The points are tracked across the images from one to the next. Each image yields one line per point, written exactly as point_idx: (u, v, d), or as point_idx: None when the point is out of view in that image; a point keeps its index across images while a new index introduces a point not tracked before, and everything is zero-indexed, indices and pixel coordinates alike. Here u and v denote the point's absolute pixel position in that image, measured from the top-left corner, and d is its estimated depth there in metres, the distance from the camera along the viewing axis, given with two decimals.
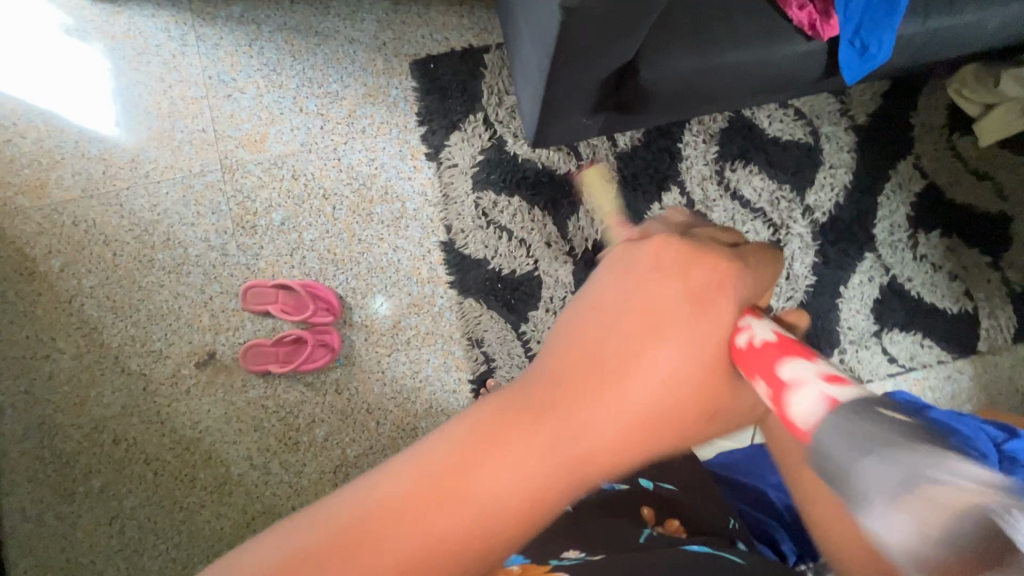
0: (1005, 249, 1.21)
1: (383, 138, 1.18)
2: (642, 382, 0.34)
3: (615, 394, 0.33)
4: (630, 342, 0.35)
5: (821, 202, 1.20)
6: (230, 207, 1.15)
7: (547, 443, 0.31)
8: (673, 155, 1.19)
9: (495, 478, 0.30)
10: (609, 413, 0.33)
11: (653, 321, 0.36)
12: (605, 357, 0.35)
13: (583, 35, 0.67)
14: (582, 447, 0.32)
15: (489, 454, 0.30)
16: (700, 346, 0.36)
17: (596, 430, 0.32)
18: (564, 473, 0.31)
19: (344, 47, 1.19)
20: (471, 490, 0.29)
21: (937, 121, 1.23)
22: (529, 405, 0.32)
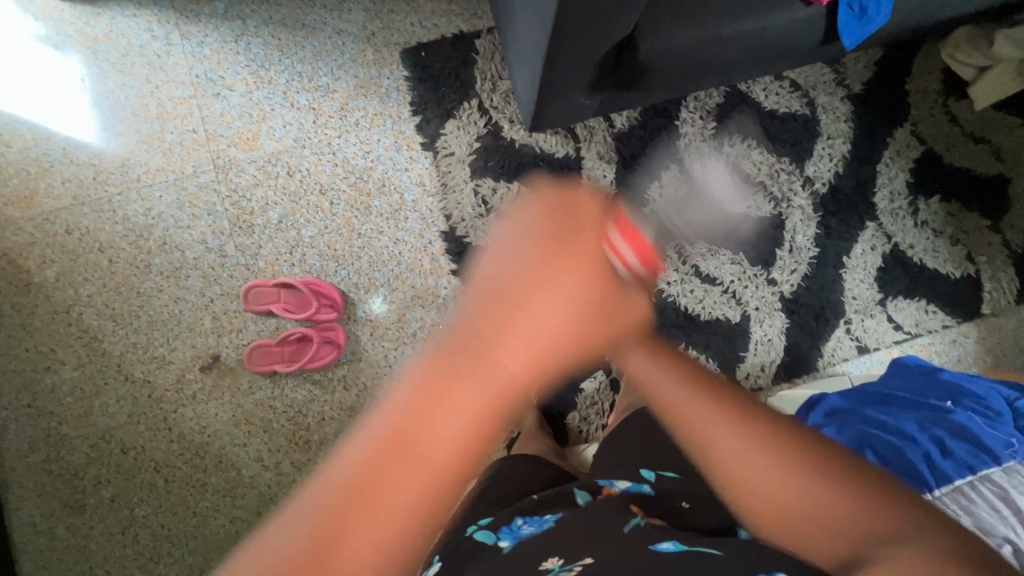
0: (1004, 211, 1.21)
1: (377, 130, 1.16)
2: (534, 321, 0.44)
3: (518, 330, 0.44)
4: (526, 288, 0.44)
5: (821, 173, 1.19)
6: (226, 207, 1.13)
7: (463, 393, 0.41)
8: (671, 134, 1.18)
9: (435, 430, 0.39)
10: (518, 348, 0.43)
11: (546, 262, 0.45)
12: (507, 303, 0.44)
13: (582, 9, 0.66)
14: (497, 380, 0.42)
15: (427, 413, 0.40)
16: (579, 278, 0.45)
17: (507, 370, 0.42)
18: (479, 419, 0.41)
19: (333, 39, 1.16)
20: (419, 446, 0.39)
21: (932, 86, 1.22)
22: (450, 367, 0.42)
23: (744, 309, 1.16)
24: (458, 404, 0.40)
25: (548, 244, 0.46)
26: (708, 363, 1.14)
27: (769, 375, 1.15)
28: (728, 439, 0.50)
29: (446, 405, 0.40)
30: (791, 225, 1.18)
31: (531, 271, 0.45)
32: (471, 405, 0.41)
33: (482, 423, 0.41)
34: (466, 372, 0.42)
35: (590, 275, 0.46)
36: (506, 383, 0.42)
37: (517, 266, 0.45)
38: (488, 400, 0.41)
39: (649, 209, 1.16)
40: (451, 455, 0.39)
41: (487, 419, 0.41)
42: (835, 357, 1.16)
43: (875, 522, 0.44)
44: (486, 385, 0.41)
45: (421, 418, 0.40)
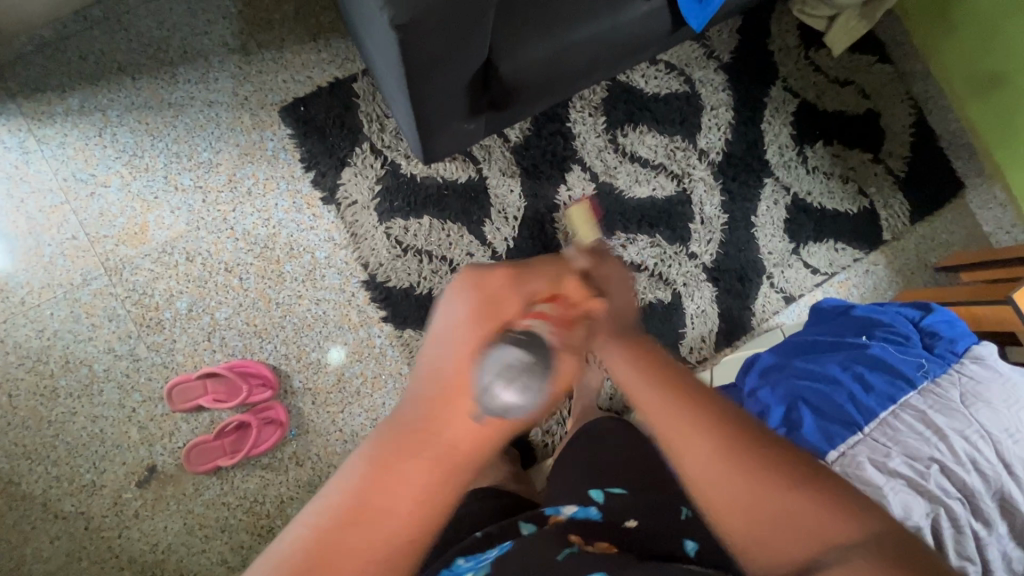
0: (881, 143, 1.30)
1: (272, 195, 1.12)
2: (463, 395, 0.47)
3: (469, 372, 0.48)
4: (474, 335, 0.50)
5: (713, 143, 1.24)
6: (128, 309, 1.07)
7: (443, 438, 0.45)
8: (566, 136, 1.20)
9: (404, 482, 0.42)
10: (480, 381, 0.48)
11: (490, 308, 0.51)
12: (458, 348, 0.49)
13: (428, 48, 0.65)
14: (465, 421, 0.46)
15: (400, 459, 0.43)
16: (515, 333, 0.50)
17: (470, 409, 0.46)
18: (444, 464, 0.44)
19: (203, 112, 1.11)
20: (335, 561, 0.39)
21: (792, 42, 1.30)
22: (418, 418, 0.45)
23: (672, 288, 1.20)
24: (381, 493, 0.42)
25: (479, 296, 0.51)
26: None
27: (711, 344, 1.19)
28: (702, 442, 0.47)
29: (387, 477, 0.42)
30: (696, 199, 1.22)
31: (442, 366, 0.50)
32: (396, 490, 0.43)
33: (443, 464, 0.44)
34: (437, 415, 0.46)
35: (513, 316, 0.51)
36: (445, 454, 0.44)
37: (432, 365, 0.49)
38: (454, 443, 0.45)
39: (560, 212, 1.18)
40: (414, 502, 0.42)
41: (453, 462, 0.45)
42: (766, 312, 1.22)
43: (841, 527, 0.42)
44: (449, 435, 0.45)
45: (349, 515, 0.40)
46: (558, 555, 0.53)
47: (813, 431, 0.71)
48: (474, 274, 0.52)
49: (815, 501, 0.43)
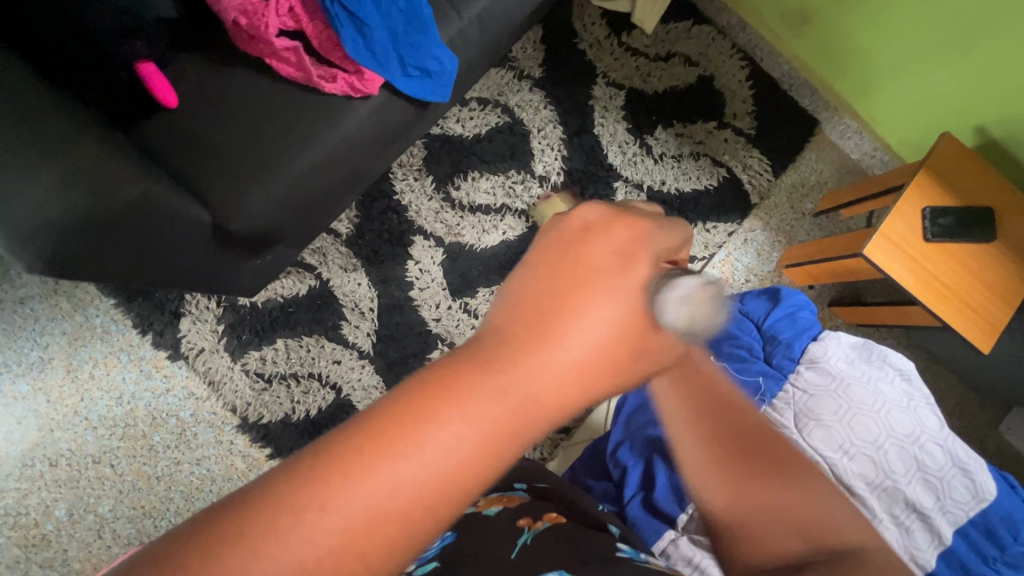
0: (722, 107, 1.24)
1: (117, 370, 1.07)
2: (528, 385, 0.26)
3: (544, 352, 0.27)
4: (565, 289, 0.28)
5: (550, 165, 1.18)
6: (7, 534, 1.03)
7: (452, 437, 0.24)
8: (397, 210, 1.14)
9: (387, 473, 0.23)
10: (546, 378, 0.26)
11: (580, 275, 0.29)
12: (534, 312, 0.27)
13: (108, 264, 0.58)
14: (518, 416, 0.25)
15: (356, 462, 0.23)
16: (635, 315, 0.28)
17: (531, 401, 0.26)
18: (451, 481, 0.24)
19: (17, 311, 1.06)
20: (387, 456, 0.23)
21: (600, 34, 1.23)
22: (422, 407, 0.24)
23: None
24: (399, 471, 0.23)
25: (583, 268, 0.29)
26: None
27: None
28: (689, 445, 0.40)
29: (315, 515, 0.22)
30: None
31: (570, 286, 0.28)
32: (527, 392, 0.26)
33: (456, 488, 0.24)
34: (440, 424, 0.24)
35: (647, 289, 0.29)
36: (452, 469, 0.24)
37: (561, 254, 0.29)
38: (467, 454, 0.24)
39: (416, 287, 1.13)
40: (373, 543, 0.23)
41: (475, 480, 0.25)
42: None
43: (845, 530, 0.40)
44: (480, 441, 0.25)
45: (365, 443, 0.23)
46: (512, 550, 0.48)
47: (667, 489, 0.70)
48: (599, 212, 0.31)
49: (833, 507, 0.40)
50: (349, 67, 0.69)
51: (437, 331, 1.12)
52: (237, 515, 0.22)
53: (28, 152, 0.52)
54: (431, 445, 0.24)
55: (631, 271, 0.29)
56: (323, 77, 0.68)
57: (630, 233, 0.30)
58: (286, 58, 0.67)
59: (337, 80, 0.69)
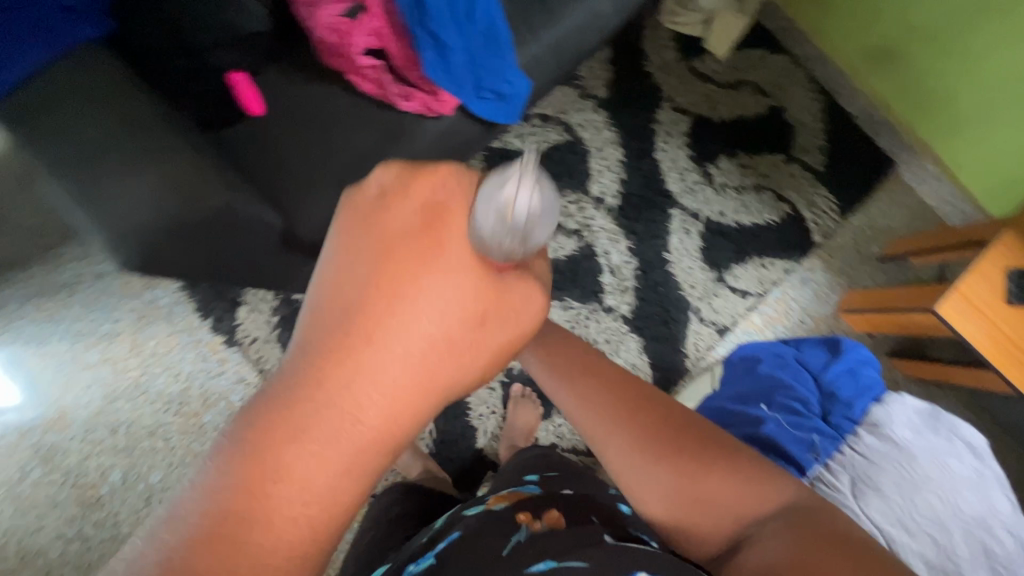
0: (791, 140, 1.20)
1: (177, 350, 1.13)
2: (381, 356, 0.36)
3: (386, 325, 0.36)
4: (386, 276, 0.37)
5: (606, 187, 1.17)
6: (67, 491, 1.10)
7: (330, 418, 0.34)
8: None
9: (289, 470, 0.33)
10: (391, 347, 0.36)
11: (398, 253, 0.38)
12: (365, 297, 0.36)
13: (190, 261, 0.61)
14: (383, 380, 0.35)
15: (272, 463, 0.32)
16: (456, 281, 0.38)
17: (383, 370, 0.36)
18: (350, 446, 0.34)
19: (97, 284, 1.14)
20: (294, 443, 0.33)
21: (670, 57, 1.21)
22: (295, 401, 0.34)
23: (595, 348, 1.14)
24: (299, 433, 0.33)
25: (391, 241, 0.38)
26: None
27: None
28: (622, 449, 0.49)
29: (255, 509, 0.32)
30: (602, 250, 1.15)
31: (391, 266, 0.37)
32: (383, 364, 0.36)
33: (359, 447, 0.35)
34: (312, 409, 0.34)
35: (465, 258, 0.39)
36: (352, 432, 0.34)
37: (371, 237, 0.38)
38: (356, 419, 0.35)
39: None
40: (316, 503, 0.33)
41: (375, 442, 0.35)
42: (701, 351, 1.15)
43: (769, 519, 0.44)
44: (359, 416, 0.34)
45: (266, 444, 0.33)
46: (504, 549, 0.55)
47: None
48: (393, 174, 0.40)
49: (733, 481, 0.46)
50: (424, 88, 0.70)
51: None
52: (214, 512, 0.31)
53: (123, 158, 0.55)
54: (339, 402, 0.34)
55: (433, 222, 0.39)
56: (400, 96, 0.70)
57: (427, 186, 0.39)
58: (366, 75, 0.68)
59: (409, 99, 0.70)
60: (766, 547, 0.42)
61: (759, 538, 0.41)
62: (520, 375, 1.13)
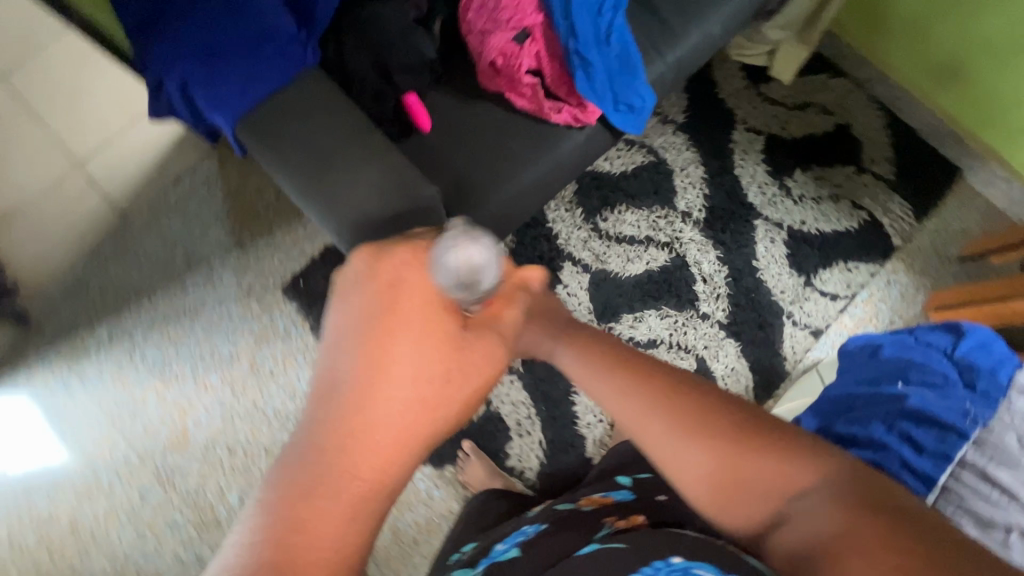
0: (860, 153, 1.28)
1: (293, 369, 1.18)
2: (386, 406, 0.40)
3: (385, 383, 0.41)
4: (379, 346, 0.42)
5: (692, 202, 1.25)
6: (186, 513, 1.12)
7: (335, 477, 0.38)
8: (548, 236, 1.23)
9: (324, 502, 0.37)
10: (384, 406, 0.40)
11: (391, 326, 0.43)
12: (371, 363, 0.41)
13: None
14: (375, 437, 0.40)
15: (304, 503, 0.37)
16: (431, 345, 0.44)
17: (383, 424, 0.40)
18: (368, 482, 0.38)
19: (217, 308, 1.20)
20: (305, 507, 0.37)
21: (739, 85, 1.32)
22: (310, 458, 0.38)
23: (695, 353, 1.18)
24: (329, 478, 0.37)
25: (373, 315, 0.43)
26: None
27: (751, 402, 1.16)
28: (659, 430, 0.43)
29: (306, 537, 0.36)
30: (693, 260, 1.22)
31: (390, 329, 0.43)
32: (370, 420, 0.40)
33: (378, 483, 0.39)
34: (336, 451, 0.38)
35: (435, 318, 0.45)
36: (380, 457, 0.39)
37: (346, 332, 0.43)
38: (369, 459, 0.39)
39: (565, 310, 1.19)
40: (354, 529, 0.38)
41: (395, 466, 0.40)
42: (799, 353, 1.18)
43: (788, 477, 0.41)
44: (369, 461, 0.39)
45: (298, 492, 0.37)
46: (579, 545, 0.52)
47: None
48: (366, 260, 0.47)
49: (793, 465, 0.41)
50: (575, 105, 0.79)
51: None
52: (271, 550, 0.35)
53: (352, 152, 0.64)
54: (351, 451, 0.39)
55: (417, 288, 0.45)
56: (552, 109, 0.78)
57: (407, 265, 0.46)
58: (523, 92, 0.77)
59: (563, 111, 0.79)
60: (807, 524, 0.40)
61: (786, 484, 0.41)
62: None
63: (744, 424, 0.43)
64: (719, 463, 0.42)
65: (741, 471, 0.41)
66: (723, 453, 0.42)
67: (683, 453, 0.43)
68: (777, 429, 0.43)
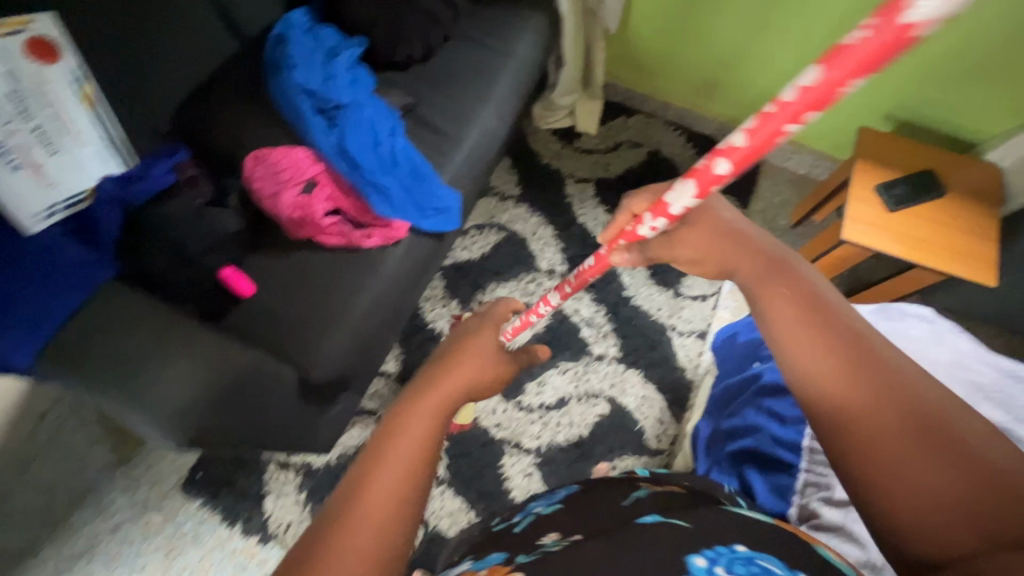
0: (676, 169, 1.44)
1: (214, 570, 1.09)
2: (422, 430, 0.47)
3: (422, 418, 0.49)
4: (424, 395, 0.51)
5: (552, 259, 1.34)
6: None
7: (368, 508, 0.42)
8: (433, 337, 1.26)
9: (353, 529, 0.41)
10: (424, 432, 0.47)
11: (443, 382, 0.53)
12: (421, 406, 0.50)
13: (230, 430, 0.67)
14: (408, 460, 0.45)
15: (344, 530, 0.40)
16: (463, 386, 0.54)
17: (417, 449, 0.46)
18: (396, 503, 0.43)
19: (113, 539, 1.10)
20: (347, 533, 0.40)
21: (556, 147, 1.46)
22: (355, 494, 0.43)
23: (604, 395, 1.21)
24: (363, 511, 0.42)
25: (434, 374, 0.54)
26: (627, 461, 1.16)
27: (670, 420, 1.19)
28: (870, 400, 0.43)
29: (344, 558, 0.39)
30: (571, 310, 1.27)
31: (441, 384, 0.53)
32: (406, 450, 0.45)
33: (401, 500, 0.43)
34: (377, 478, 0.43)
35: (467, 369, 0.55)
36: (409, 477, 0.44)
37: (418, 390, 0.52)
38: (395, 479, 0.44)
39: None
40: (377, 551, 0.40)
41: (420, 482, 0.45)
42: (694, 359, 1.25)
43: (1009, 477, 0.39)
44: (396, 487, 0.43)
45: (347, 520, 0.41)
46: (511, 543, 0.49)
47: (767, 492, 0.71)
48: (457, 360, 0.56)
49: (991, 460, 0.40)
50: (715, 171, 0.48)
51: (500, 435, 1.17)
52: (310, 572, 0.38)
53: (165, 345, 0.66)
54: (379, 484, 0.43)
55: (475, 351, 0.58)
56: (364, 237, 0.84)
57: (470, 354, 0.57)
58: (331, 232, 0.83)
59: (752, 124, 0.42)
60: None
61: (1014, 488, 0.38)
62: (550, 449, 1.16)
63: (945, 406, 0.42)
64: (901, 408, 0.42)
65: (933, 444, 0.41)
66: (888, 402, 0.43)
67: (823, 372, 0.46)
68: (946, 426, 0.41)
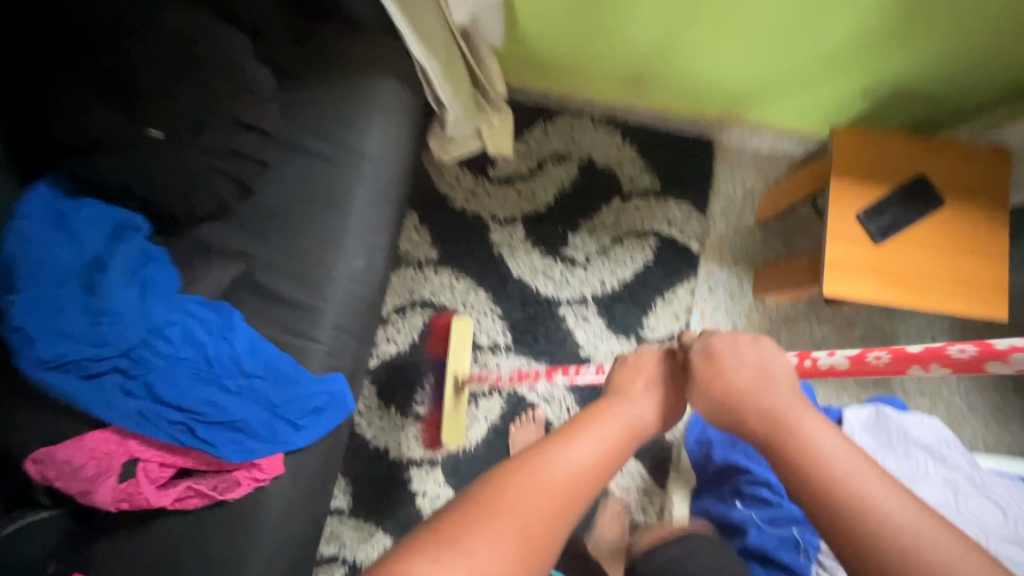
0: (615, 180, 1.18)
1: None
2: (592, 453, 0.47)
3: (586, 439, 0.48)
4: (586, 424, 0.51)
5: (492, 330, 1.14)
6: None
7: (521, 504, 0.41)
8: (379, 455, 1.11)
9: (492, 526, 0.38)
10: (588, 450, 0.47)
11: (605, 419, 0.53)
12: (583, 427, 0.50)
13: None
14: (566, 485, 0.44)
15: (491, 516, 0.39)
16: (625, 438, 0.51)
17: (580, 472, 0.45)
18: (551, 511, 0.42)
19: None
20: (497, 513, 0.40)
21: (467, 184, 1.19)
22: (518, 481, 0.42)
23: None
24: (496, 529, 0.38)
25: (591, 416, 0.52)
26: None
27: (654, 489, 1.09)
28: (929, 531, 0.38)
29: (480, 537, 0.38)
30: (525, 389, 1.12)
31: (587, 427, 0.50)
32: (575, 470, 0.45)
33: (556, 510, 0.42)
34: (537, 484, 0.42)
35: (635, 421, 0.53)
36: (575, 482, 0.44)
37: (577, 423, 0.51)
38: (556, 494, 0.43)
39: None
40: (515, 559, 0.38)
41: (576, 501, 0.44)
42: None
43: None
44: (556, 499, 0.42)
45: (511, 494, 0.41)
46: None
47: None
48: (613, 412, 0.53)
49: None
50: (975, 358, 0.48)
51: None
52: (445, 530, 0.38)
53: None
54: (543, 487, 0.43)
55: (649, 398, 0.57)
56: (227, 483, 0.67)
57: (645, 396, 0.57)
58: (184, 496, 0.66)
59: None
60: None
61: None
62: None
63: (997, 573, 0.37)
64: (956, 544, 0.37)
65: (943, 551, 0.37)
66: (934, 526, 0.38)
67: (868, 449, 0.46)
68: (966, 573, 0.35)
